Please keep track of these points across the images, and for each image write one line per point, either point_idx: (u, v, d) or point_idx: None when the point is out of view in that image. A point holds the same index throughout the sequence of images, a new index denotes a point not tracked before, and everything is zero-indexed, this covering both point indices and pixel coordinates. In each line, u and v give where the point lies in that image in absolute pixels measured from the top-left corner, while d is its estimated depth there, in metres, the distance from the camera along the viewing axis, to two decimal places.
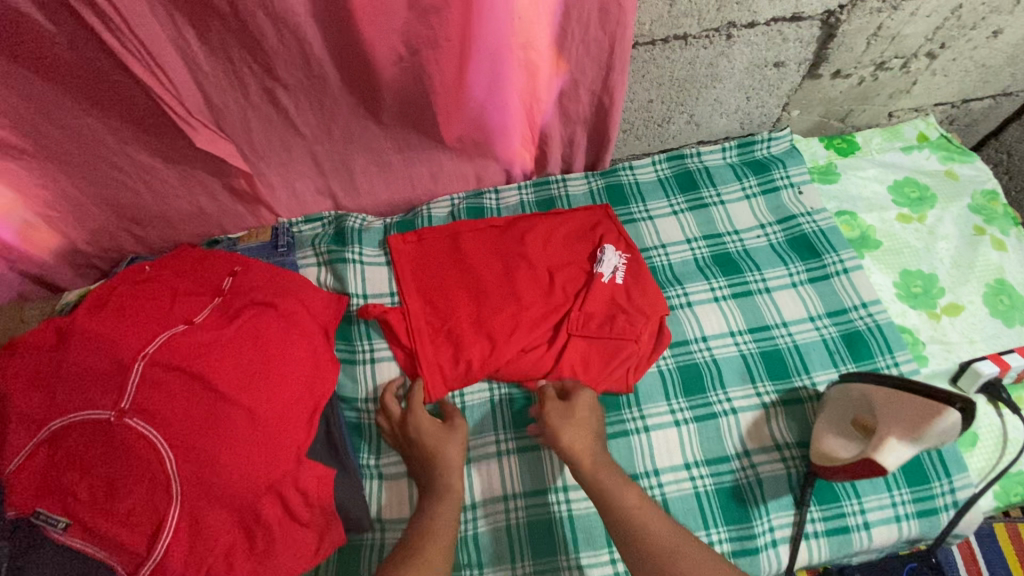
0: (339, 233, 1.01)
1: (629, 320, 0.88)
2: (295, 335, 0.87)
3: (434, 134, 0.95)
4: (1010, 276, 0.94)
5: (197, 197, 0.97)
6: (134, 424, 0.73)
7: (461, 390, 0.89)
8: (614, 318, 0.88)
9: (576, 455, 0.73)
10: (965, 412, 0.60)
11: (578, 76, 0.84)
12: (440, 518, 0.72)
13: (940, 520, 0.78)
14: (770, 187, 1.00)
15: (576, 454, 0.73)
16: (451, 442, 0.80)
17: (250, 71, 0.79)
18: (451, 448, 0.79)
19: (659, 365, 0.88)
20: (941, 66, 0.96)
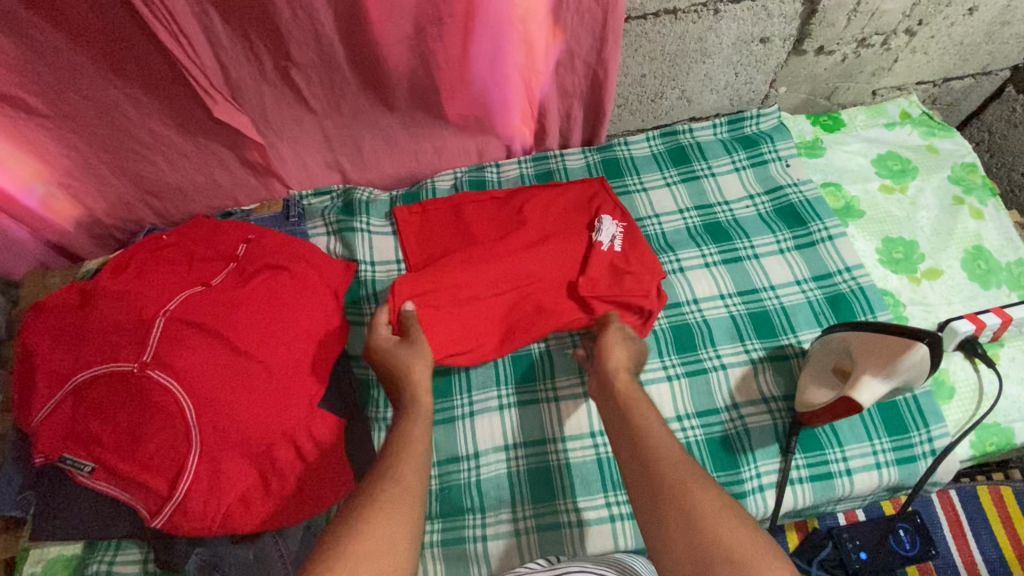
0: (348, 205, 1.06)
1: (635, 280, 0.92)
2: (307, 297, 0.91)
3: (438, 110, 1.00)
4: (987, 243, 0.98)
5: (213, 169, 1.02)
6: (155, 375, 0.77)
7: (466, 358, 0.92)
8: (620, 279, 0.92)
9: (612, 375, 0.78)
10: (933, 345, 0.66)
11: (574, 49, 0.89)
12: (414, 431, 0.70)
13: (918, 467, 0.82)
14: (759, 160, 1.05)
15: (614, 373, 0.78)
16: (416, 359, 0.80)
17: (265, 47, 0.84)
18: (418, 364, 0.80)
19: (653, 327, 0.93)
20: (920, 43, 1.01)
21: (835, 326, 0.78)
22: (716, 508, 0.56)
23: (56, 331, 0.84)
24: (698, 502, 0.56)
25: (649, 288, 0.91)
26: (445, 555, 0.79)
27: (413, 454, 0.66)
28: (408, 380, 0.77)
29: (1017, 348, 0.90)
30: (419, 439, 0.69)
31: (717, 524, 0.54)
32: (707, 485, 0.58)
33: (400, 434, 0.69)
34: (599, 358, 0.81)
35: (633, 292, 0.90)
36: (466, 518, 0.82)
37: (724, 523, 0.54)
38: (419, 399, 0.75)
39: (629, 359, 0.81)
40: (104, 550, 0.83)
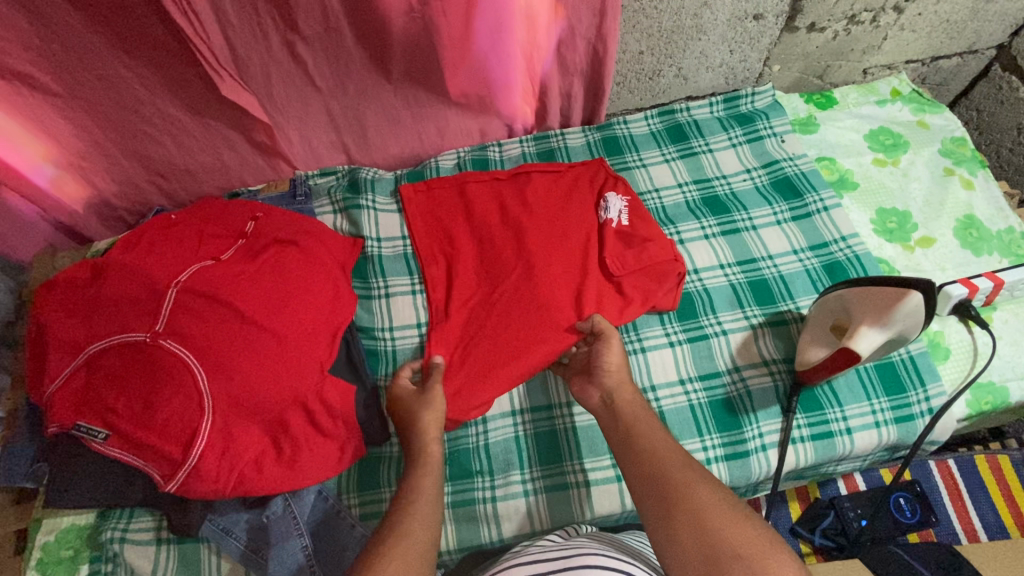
0: (354, 183, 1.08)
1: (658, 247, 0.94)
2: (315, 270, 0.92)
3: (441, 89, 1.02)
4: (978, 212, 1.01)
5: (220, 149, 1.04)
6: (168, 344, 0.78)
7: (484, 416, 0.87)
8: (636, 252, 0.93)
9: (617, 390, 0.75)
10: (927, 293, 0.68)
11: (574, 23, 0.92)
12: (424, 487, 0.69)
13: (916, 426, 0.84)
14: (755, 136, 1.08)
15: (616, 390, 0.76)
16: (433, 412, 0.78)
17: (274, 24, 0.86)
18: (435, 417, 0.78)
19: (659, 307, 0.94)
20: (908, 20, 1.05)
21: (826, 299, 0.79)
22: (733, 520, 0.57)
23: (66, 305, 0.85)
24: (713, 513, 0.58)
25: (673, 251, 0.93)
26: (456, 517, 0.81)
27: (422, 513, 0.65)
28: (416, 428, 0.76)
29: (1010, 311, 0.93)
30: (429, 492, 0.69)
31: (737, 538, 0.56)
32: (727, 500, 0.59)
33: (412, 491, 0.69)
34: (598, 372, 0.78)
35: (646, 262, 0.92)
36: (475, 481, 0.83)
37: (740, 534, 0.56)
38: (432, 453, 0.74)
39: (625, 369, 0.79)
40: (117, 518, 0.84)
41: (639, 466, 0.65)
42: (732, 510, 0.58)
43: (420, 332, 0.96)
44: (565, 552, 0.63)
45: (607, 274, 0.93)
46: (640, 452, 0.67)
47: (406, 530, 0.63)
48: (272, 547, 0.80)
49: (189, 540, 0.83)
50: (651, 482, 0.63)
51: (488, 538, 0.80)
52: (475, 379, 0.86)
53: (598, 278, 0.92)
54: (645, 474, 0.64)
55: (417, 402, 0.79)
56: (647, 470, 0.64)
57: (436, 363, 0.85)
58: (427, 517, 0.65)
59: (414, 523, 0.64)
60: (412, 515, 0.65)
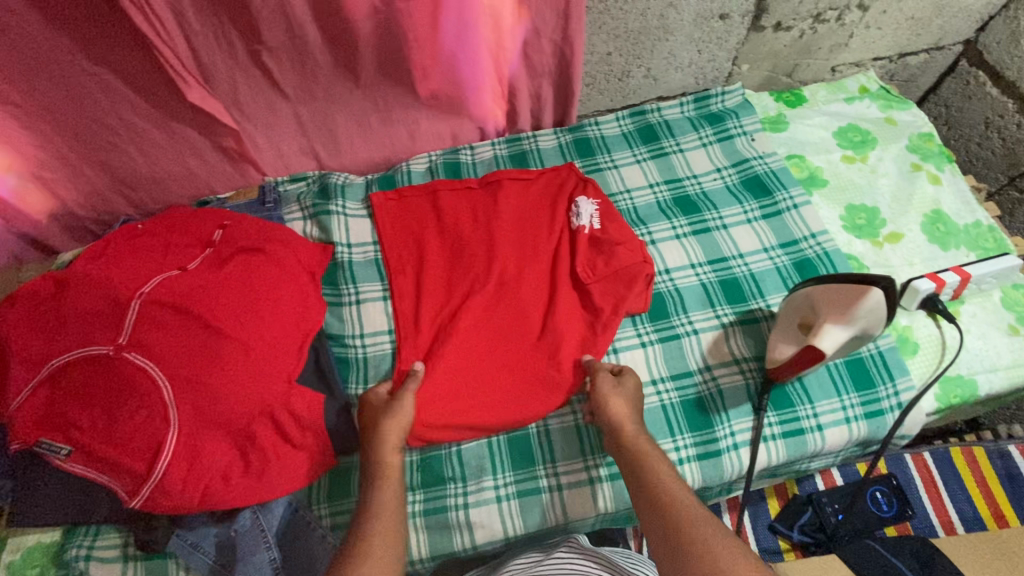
0: (323, 189, 1.06)
1: (628, 249, 0.94)
2: (283, 278, 0.91)
3: (410, 93, 1.01)
4: (945, 207, 1.02)
5: (187, 157, 1.02)
6: (132, 357, 0.77)
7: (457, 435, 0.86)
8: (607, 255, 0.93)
9: (619, 427, 0.76)
10: (888, 291, 0.69)
11: (539, 24, 0.91)
12: (385, 498, 0.70)
13: (886, 421, 0.84)
14: (725, 136, 1.08)
15: (618, 427, 0.76)
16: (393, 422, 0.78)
17: (237, 29, 0.85)
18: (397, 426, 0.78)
19: (635, 322, 0.93)
20: (873, 18, 1.06)
21: (793, 299, 0.80)
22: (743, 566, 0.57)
23: (27, 319, 0.83)
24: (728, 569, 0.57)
25: (644, 254, 0.94)
26: (428, 525, 0.80)
27: (387, 525, 0.67)
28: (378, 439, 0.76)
29: (977, 305, 0.94)
30: (392, 502, 0.70)
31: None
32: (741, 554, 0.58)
33: (373, 505, 0.69)
34: (602, 408, 0.78)
35: (617, 265, 0.93)
36: (447, 488, 0.83)
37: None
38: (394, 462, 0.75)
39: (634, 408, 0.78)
40: (83, 535, 0.82)
41: (653, 511, 0.65)
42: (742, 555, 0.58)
43: (392, 338, 0.95)
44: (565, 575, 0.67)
45: (578, 279, 0.93)
46: (653, 495, 0.67)
47: (371, 548, 0.64)
48: (238, 562, 0.80)
49: (156, 557, 0.81)
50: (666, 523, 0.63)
51: (460, 545, 0.80)
52: (444, 393, 0.85)
53: (569, 284, 0.93)
54: (658, 518, 0.64)
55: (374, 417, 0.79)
56: (660, 514, 0.64)
57: (415, 369, 0.84)
58: (390, 527, 0.67)
59: (379, 538, 0.65)
60: (375, 526, 0.66)
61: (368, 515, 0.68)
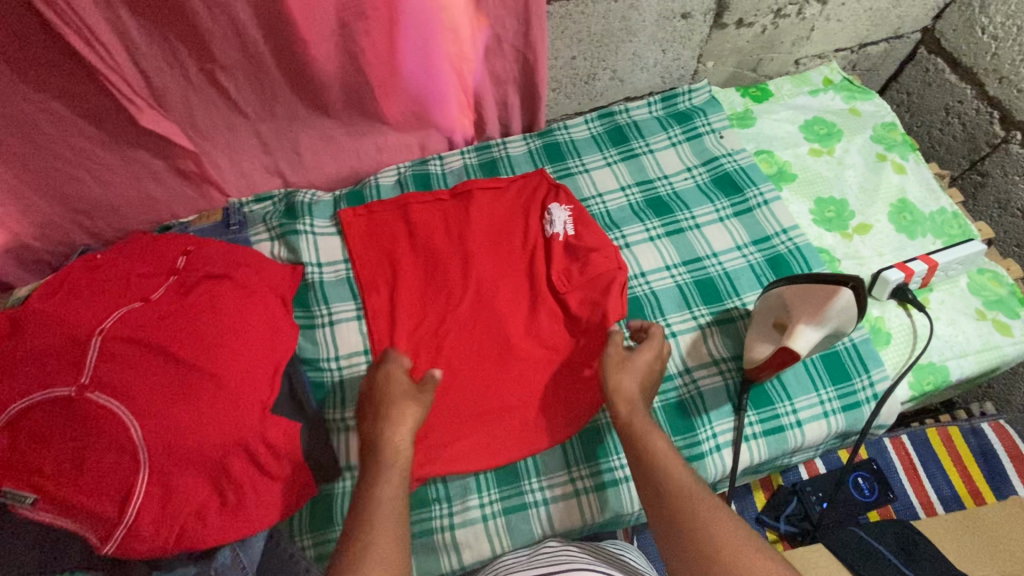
0: (290, 208, 1.03)
1: (605, 256, 0.94)
2: (253, 304, 0.89)
3: (375, 105, 0.99)
4: (910, 195, 1.04)
5: (145, 182, 0.98)
6: (96, 398, 0.74)
7: (442, 477, 0.83)
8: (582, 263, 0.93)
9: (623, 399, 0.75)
10: (857, 290, 0.69)
11: (499, 32, 0.90)
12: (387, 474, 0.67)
13: (862, 412, 0.86)
14: (694, 134, 1.08)
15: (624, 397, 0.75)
16: (399, 411, 0.73)
17: (188, 50, 0.82)
18: (413, 409, 0.74)
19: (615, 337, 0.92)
20: (833, 11, 1.07)
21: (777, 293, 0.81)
22: (723, 532, 0.60)
23: None
24: (716, 541, 0.59)
25: (620, 261, 0.94)
26: (414, 549, 0.79)
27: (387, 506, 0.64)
28: (390, 415, 0.73)
29: (945, 291, 0.96)
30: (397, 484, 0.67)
31: (733, 555, 0.58)
32: (727, 522, 0.61)
33: (378, 485, 0.66)
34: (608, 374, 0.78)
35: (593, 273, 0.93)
36: (433, 510, 0.81)
37: (732, 548, 0.59)
38: (404, 443, 0.71)
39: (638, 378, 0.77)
40: None
41: (650, 491, 0.67)
42: (741, 539, 0.59)
43: (368, 359, 0.92)
44: (553, 567, 0.65)
45: (554, 291, 0.94)
46: (647, 467, 0.68)
47: (371, 554, 0.59)
48: None
49: None
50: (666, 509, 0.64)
51: (449, 567, 0.79)
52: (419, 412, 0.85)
53: (547, 296, 0.93)
54: (654, 494, 0.66)
55: (376, 406, 0.75)
56: (656, 489, 0.66)
57: (432, 377, 0.77)
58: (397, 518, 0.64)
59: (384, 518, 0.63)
60: (378, 514, 0.63)
61: (365, 499, 0.65)
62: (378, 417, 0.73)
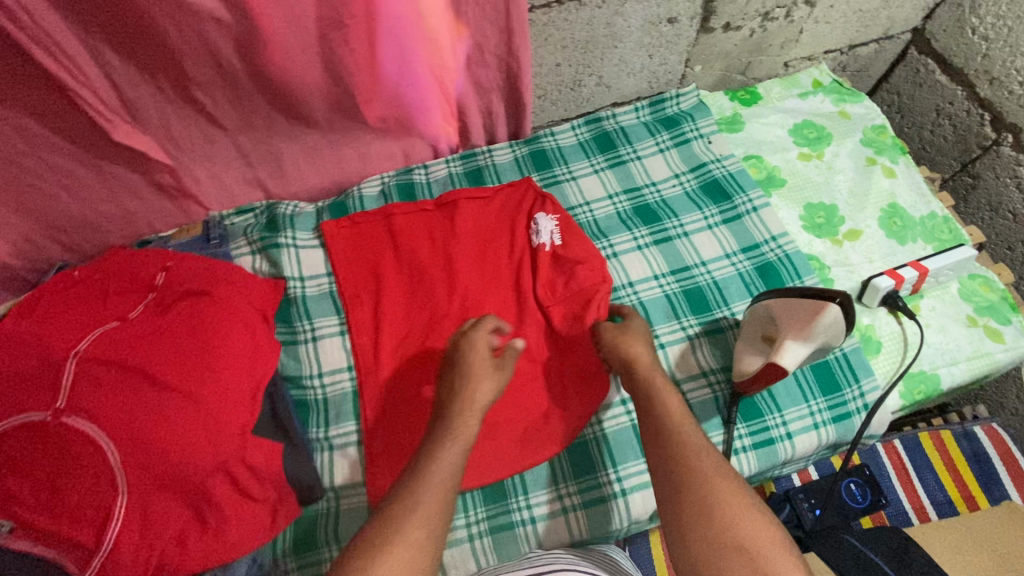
0: (271, 221, 1.01)
1: (590, 268, 0.93)
2: (233, 320, 0.86)
3: (356, 115, 0.97)
4: (901, 200, 1.02)
5: (122, 197, 0.95)
6: (72, 421, 0.72)
7: None
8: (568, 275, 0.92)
9: (640, 363, 0.78)
10: (845, 307, 0.68)
11: (480, 41, 0.88)
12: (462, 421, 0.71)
13: (853, 423, 0.85)
14: (682, 140, 1.07)
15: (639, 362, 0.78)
16: (477, 379, 0.76)
17: (160, 64, 0.80)
18: (498, 374, 0.78)
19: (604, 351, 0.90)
20: (821, 13, 1.05)
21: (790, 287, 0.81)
22: (726, 488, 0.61)
23: None
24: (719, 495, 0.60)
25: (604, 274, 0.93)
26: None
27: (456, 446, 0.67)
28: (472, 372, 0.76)
29: (935, 298, 0.95)
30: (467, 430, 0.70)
31: (734, 510, 0.59)
32: (731, 479, 0.62)
33: (449, 430, 0.70)
34: (622, 340, 0.80)
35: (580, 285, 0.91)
36: None
37: (733, 503, 0.59)
38: (481, 398, 0.74)
39: (647, 345, 0.81)
40: None
41: (657, 446, 0.68)
42: (744, 496, 0.60)
43: (352, 376, 0.90)
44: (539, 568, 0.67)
45: (539, 304, 0.92)
46: (658, 424, 0.70)
47: (430, 482, 0.62)
48: None
49: None
50: (673, 461, 0.65)
51: None
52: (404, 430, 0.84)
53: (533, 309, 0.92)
54: (662, 449, 0.67)
55: (456, 372, 0.77)
56: (665, 443, 0.67)
57: (514, 345, 0.82)
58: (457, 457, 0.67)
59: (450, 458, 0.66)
60: (444, 452, 0.66)
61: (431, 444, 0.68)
62: (464, 373, 0.77)
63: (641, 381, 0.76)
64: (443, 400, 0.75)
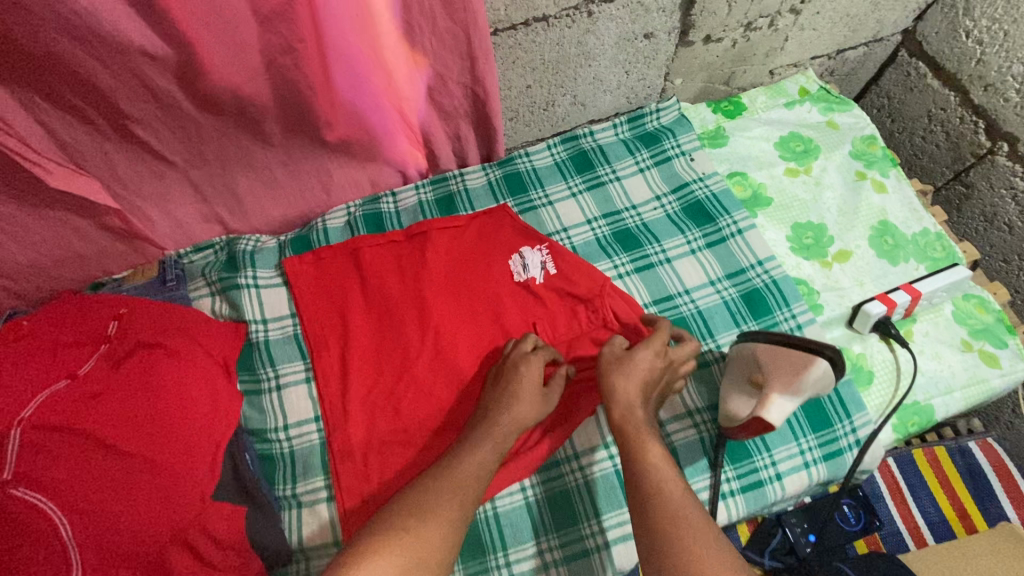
0: (231, 259, 0.96)
1: (591, 310, 0.89)
2: (191, 374, 0.81)
3: (316, 145, 0.91)
4: (892, 216, 0.98)
5: (70, 242, 0.89)
6: (20, 495, 0.64)
7: None
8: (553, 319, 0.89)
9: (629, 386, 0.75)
10: (834, 363, 0.66)
11: (442, 71, 0.82)
12: (493, 440, 0.73)
13: (845, 460, 0.81)
14: (663, 157, 1.02)
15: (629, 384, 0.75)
16: (521, 402, 0.77)
17: (95, 105, 0.74)
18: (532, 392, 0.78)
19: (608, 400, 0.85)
20: (807, 20, 0.99)
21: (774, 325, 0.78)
22: (702, 541, 0.58)
23: None
24: (692, 549, 0.58)
25: (607, 316, 0.88)
26: None
27: (481, 462, 0.71)
28: (516, 393, 0.78)
29: (929, 321, 0.91)
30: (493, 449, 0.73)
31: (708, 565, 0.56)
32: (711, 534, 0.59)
33: (479, 446, 0.73)
34: (619, 361, 0.78)
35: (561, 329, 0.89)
36: None
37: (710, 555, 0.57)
38: (518, 421, 0.76)
39: (645, 374, 0.76)
40: None
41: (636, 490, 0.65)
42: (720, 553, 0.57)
43: (320, 427, 0.86)
44: None
45: None
46: (637, 461, 0.68)
47: (456, 492, 0.67)
48: None
49: None
50: (649, 510, 0.63)
51: None
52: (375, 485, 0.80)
53: None
54: (641, 494, 0.65)
55: (502, 392, 0.78)
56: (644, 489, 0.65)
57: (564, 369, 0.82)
58: (481, 476, 0.70)
59: (472, 476, 0.69)
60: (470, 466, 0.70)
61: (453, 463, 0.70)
62: (514, 394, 0.77)
63: (622, 412, 0.73)
64: (487, 413, 0.77)
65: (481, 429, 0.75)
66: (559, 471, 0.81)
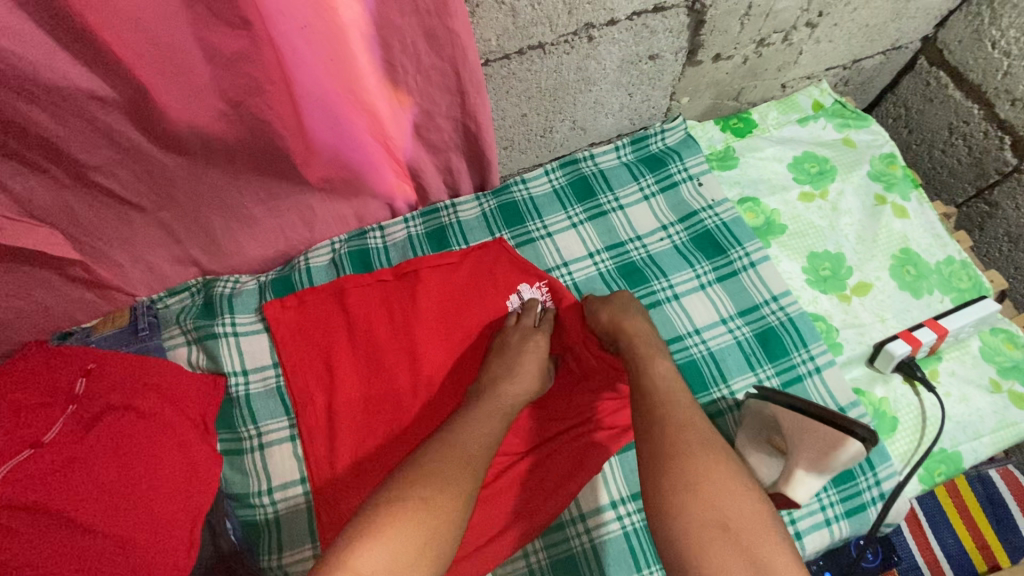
0: (208, 303, 0.90)
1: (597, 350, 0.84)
2: (166, 440, 0.73)
3: (295, 182, 0.83)
4: (913, 243, 0.92)
5: (32, 294, 0.82)
6: None
7: None
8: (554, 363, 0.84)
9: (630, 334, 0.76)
10: (867, 442, 0.60)
11: (429, 107, 0.76)
12: (496, 399, 0.72)
13: (869, 515, 0.76)
14: (668, 183, 0.95)
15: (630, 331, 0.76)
16: (525, 370, 0.77)
17: (46, 154, 0.66)
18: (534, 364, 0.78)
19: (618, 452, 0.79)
20: (824, 33, 0.92)
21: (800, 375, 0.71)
22: (712, 465, 0.55)
23: None
24: (702, 468, 0.55)
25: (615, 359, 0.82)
26: None
27: (483, 416, 0.69)
28: (519, 363, 0.77)
29: (955, 360, 0.85)
30: (495, 406, 0.71)
31: (716, 485, 0.54)
32: (723, 458, 0.56)
33: (480, 404, 0.71)
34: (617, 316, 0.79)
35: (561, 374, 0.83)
36: None
37: (720, 478, 0.54)
38: (522, 395, 0.74)
39: (643, 321, 0.78)
40: None
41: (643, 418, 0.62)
42: (732, 476, 0.55)
43: (306, 490, 0.80)
44: None
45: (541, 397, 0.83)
46: (642, 391, 0.66)
47: (453, 440, 0.63)
48: None
49: None
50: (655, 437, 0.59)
51: None
52: None
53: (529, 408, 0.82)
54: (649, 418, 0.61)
55: (505, 361, 0.78)
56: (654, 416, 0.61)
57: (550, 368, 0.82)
58: (482, 427, 0.67)
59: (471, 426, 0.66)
60: (474, 421, 0.67)
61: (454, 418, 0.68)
62: (513, 364, 0.77)
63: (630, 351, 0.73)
64: (488, 378, 0.76)
65: (485, 391, 0.74)
66: (563, 535, 0.76)
